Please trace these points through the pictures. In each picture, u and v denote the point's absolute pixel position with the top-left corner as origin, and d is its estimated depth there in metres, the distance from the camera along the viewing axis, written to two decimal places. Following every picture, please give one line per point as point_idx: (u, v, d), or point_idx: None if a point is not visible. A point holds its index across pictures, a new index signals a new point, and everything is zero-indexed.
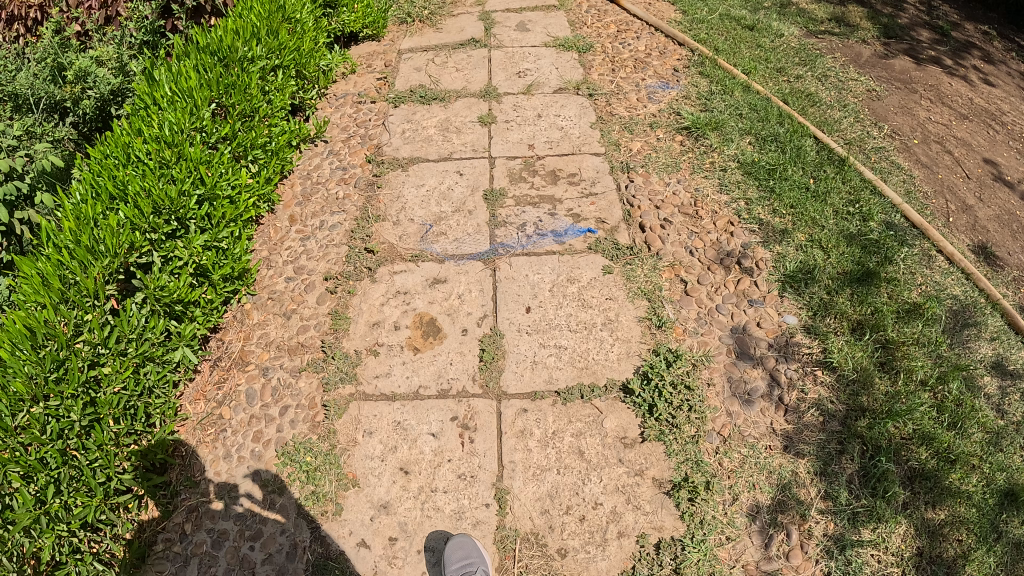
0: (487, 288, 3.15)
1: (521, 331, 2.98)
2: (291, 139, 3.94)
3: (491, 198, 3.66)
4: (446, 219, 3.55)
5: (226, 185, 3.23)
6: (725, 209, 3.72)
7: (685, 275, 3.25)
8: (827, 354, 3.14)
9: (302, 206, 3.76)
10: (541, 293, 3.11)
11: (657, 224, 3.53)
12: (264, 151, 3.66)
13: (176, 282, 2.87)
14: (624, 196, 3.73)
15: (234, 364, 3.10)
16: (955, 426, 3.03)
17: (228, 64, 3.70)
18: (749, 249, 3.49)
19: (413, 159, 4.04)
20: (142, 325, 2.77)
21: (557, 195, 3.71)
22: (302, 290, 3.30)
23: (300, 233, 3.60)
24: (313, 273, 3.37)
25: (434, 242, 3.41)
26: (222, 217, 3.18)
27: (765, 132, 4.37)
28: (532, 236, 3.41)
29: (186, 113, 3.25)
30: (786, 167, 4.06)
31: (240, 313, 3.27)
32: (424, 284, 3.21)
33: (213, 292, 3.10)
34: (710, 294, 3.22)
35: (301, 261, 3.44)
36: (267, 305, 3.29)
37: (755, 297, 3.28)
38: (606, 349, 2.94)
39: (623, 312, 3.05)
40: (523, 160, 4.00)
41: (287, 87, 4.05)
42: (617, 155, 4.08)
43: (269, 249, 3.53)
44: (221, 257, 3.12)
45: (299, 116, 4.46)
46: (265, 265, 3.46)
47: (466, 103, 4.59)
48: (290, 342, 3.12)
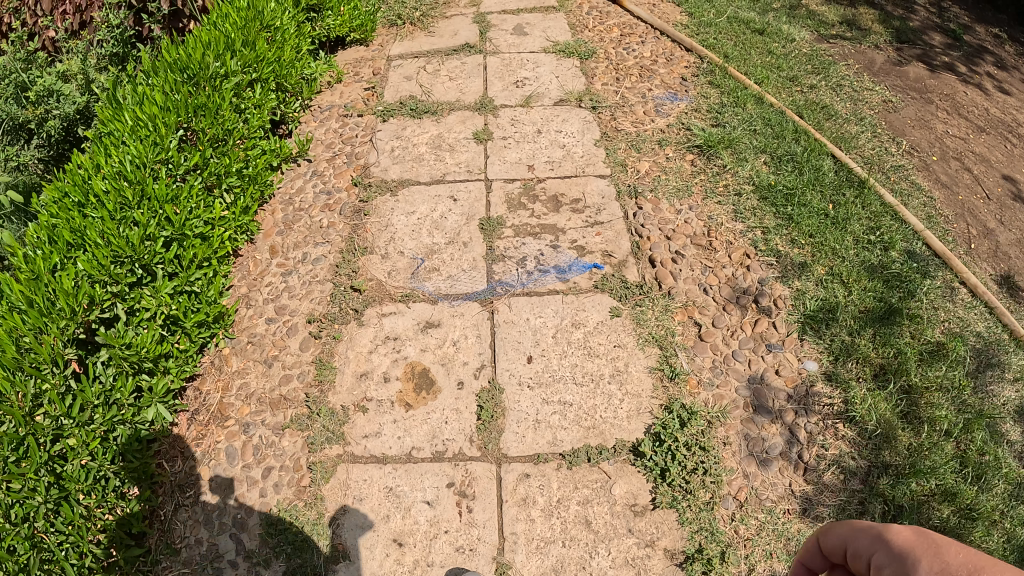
0: (484, 334, 2.89)
1: (522, 385, 2.74)
2: (270, 161, 3.63)
3: (488, 228, 3.37)
4: (440, 251, 3.26)
5: (197, 222, 2.93)
6: (740, 239, 3.48)
7: (700, 317, 3.01)
8: (849, 404, 2.93)
9: (283, 236, 3.46)
10: (545, 340, 2.86)
11: (668, 258, 3.27)
12: (241, 177, 3.35)
13: (143, 338, 2.58)
14: (632, 225, 3.46)
15: (212, 419, 2.84)
16: (978, 480, 2.82)
17: (198, 83, 3.36)
18: (766, 285, 3.25)
19: (403, 181, 3.76)
20: (108, 389, 2.48)
21: (560, 224, 3.44)
22: (284, 333, 3.04)
23: (281, 267, 3.31)
24: (295, 314, 3.09)
25: (426, 280, 3.13)
26: (194, 258, 2.89)
27: (781, 151, 4.11)
28: (534, 272, 3.14)
29: (149, 144, 2.92)
30: (803, 191, 3.81)
31: (218, 359, 3.00)
32: (416, 329, 2.94)
33: (187, 342, 2.82)
34: (726, 338, 2.99)
35: (282, 300, 3.16)
36: (245, 351, 3.02)
37: (774, 341, 3.05)
38: (614, 406, 2.71)
39: (632, 362, 2.82)
40: (522, 183, 3.73)
41: (266, 102, 3.72)
42: (623, 177, 3.82)
43: (247, 286, 3.24)
44: (193, 303, 2.84)
45: (282, 130, 4.14)
46: (245, 304, 3.18)
47: (460, 117, 4.31)
48: (271, 394, 2.87)
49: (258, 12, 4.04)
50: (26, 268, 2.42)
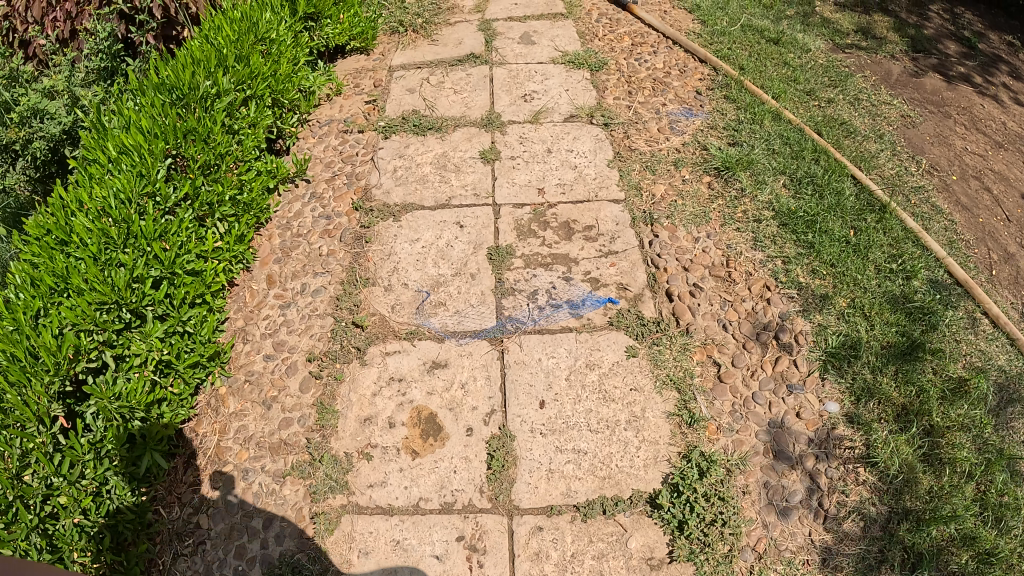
0: (494, 376, 2.77)
1: (534, 433, 2.62)
2: (267, 183, 3.46)
3: (497, 258, 3.26)
4: (446, 284, 3.13)
5: (188, 257, 2.79)
6: (760, 269, 3.37)
7: (719, 357, 2.89)
8: (870, 447, 2.79)
9: (281, 264, 3.31)
10: (558, 383, 2.74)
11: (686, 291, 3.16)
12: (235, 203, 3.19)
13: (133, 385, 2.47)
14: (647, 256, 3.36)
15: (209, 463, 2.70)
16: (997, 524, 2.64)
17: (188, 104, 3.19)
18: (787, 320, 3.13)
19: (407, 205, 3.62)
20: (99, 441, 2.37)
21: (572, 254, 3.34)
22: (284, 372, 2.90)
23: (278, 298, 3.16)
24: (295, 351, 2.96)
25: (431, 315, 3.00)
26: (186, 297, 2.75)
27: (800, 173, 4.07)
28: (545, 307, 3.02)
29: (135, 177, 2.77)
30: (824, 217, 3.71)
31: (215, 399, 2.86)
32: (422, 370, 2.82)
33: (181, 384, 2.69)
34: (746, 379, 2.87)
35: (280, 335, 3.02)
36: (243, 390, 2.88)
37: (795, 382, 2.93)
38: (630, 455, 2.59)
39: (649, 407, 2.69)
40: (532, 209, 3.62)
41: (262, 120, 3.53)
42: (638, 202, 3.77)
43: (244, 318, 3.09)
44: (186, 343, 2.71)
45: (278, 146, 4.00)
46: (241, 338, 3.03)
47: (466, 134, 4.17)
48: (271, 438, 2.74)
49: (252, 23, 3.87)
50: (9, 318, 2.31)
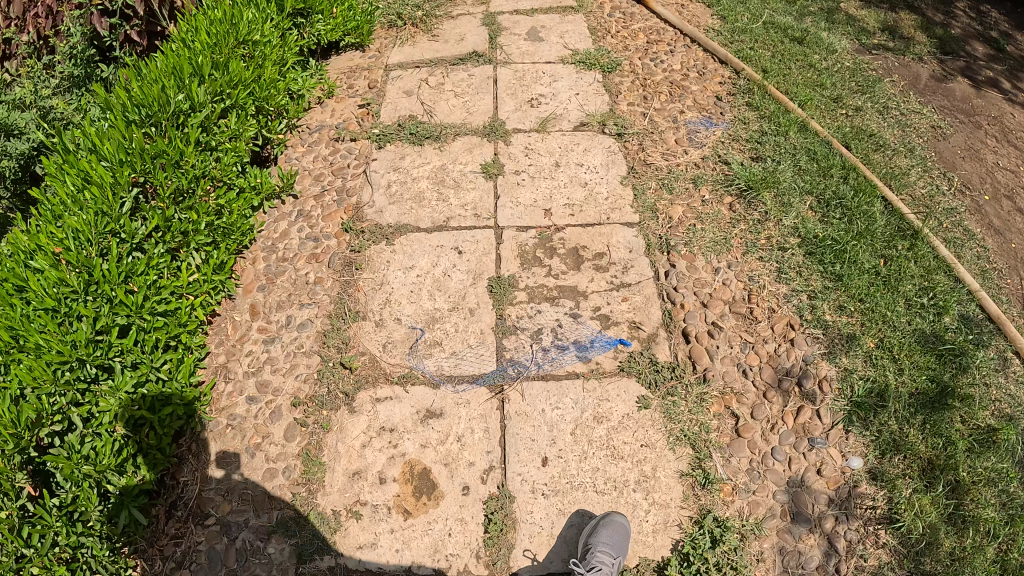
0: (493, 429, 2.59)
1: (535, 493, 2.45)
2: (248, 203, 3.26)
3: (498, 290, 3.02)
4: (442, 320, 2.92)
5: (158, 299, 2.64)
6: (784, 305, 3.15)
7: (737, 409, 2.70)
8: (894, 509, 2.57)
9: (265, 292, 3.10)
10: (562, 438, 2.55)
11: (705, 331, 2.95)
12: (213, 231, 3.01)
13: (105, 442, 2.28)
14: (662, 289, 3.14)
15: (190, 516, 2.50)
16: None
17: (158, 123, 2.98)
18: (811, 364, 2.92)
19: (400, 226, 3.36)
20: (70, 507, 2.18)
21: (581, 286, 3.12)
22: (267, 418, 2.71)
23: (262, 332, 2.95)
24: (279, 394, 2.77)
25: (425, 357, 2.80)
26: (158, 341, 2.60)
27: (829, 194, 3.82)
28: (550, 347, 2.81)
29: (96, 215, 2.59)
30: (854, 246, 3.46)
31: (196, 445, 2.67)
32: (416, 420, 2.65)
33: (159, 433, 2.50)
34: (765, 433, 2.69)
35: (264, 374, 2.82)
36: (225, 436, 2.69)
37: (817, 435, 2.73)
38: (639, 519, 2.41)
39: (662, 466, 2.51)
40: (537, 233, 3.36)
41: (242, 134, 3.35)
42: (653, 225, 3.52)
43: (226, 354, 2.89)
44: (161, 391, 2.54)
45: (267, 152, 3.79)
46: (222, 376, 2.84)
47: (466, 144, 3.87)
48: (254, 491, 2.56)
49: (232, 24, 3.59)
50: None
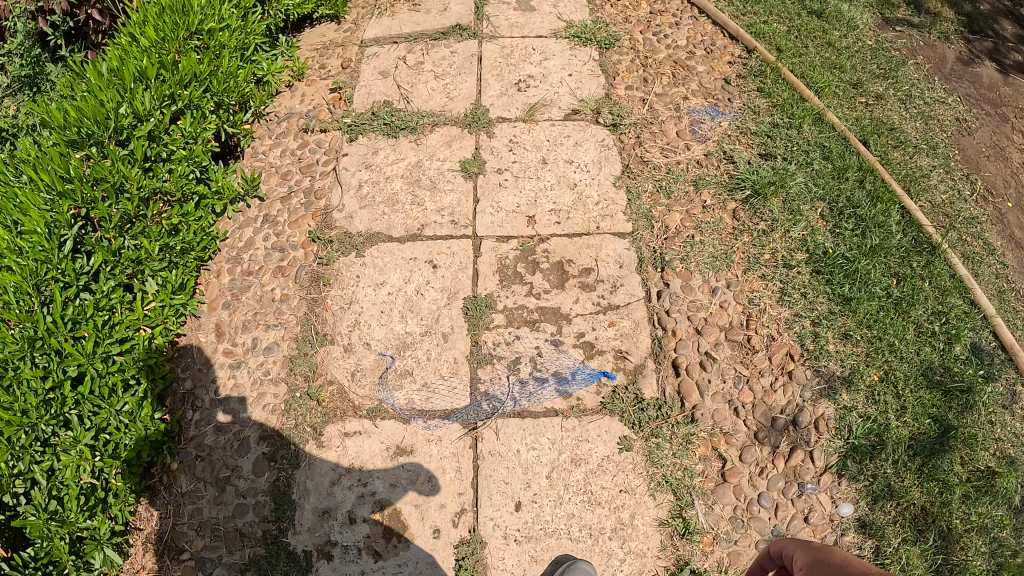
0: (465, 469, 2.64)
1: (508, 539, 2.56)
2: (204, 216, 3.22)
3: (474, 312, 2.84)
4: (414, 345, 2.80)
5: (110, 341, 2.72)
6: (785, 333, 3.23)
7: (724, 451, 2.87)
8: (880, 558, 2.75)
9: (230, 310, 3.09)
10: (537, 482, 2.67)
11: (696, 363, 3.11)
12: (167, 259, 3.03)
13: (69, 494, 2.44)
14: (652, 316, 3.17)
15: (166, 551, 2.63)
16: None
17: (99, 145, 2.96)
18: (808, 403, 3.05)
19: (371, 235, 3.09)
20: (42, 562, 2.35)
21: (564, 307, 2.98)
22: (235, 451, 2.74)
23: (228, 356, 2.96)
24: (246, 425, 2.79)
25: (396, 389, 2.73)
26: (116, 386, 2.69)
27: (842, 202, 3.63)
28: (527, 380, 2.79)
29: (35, 265, 2.64)
30: (866, 265, 3.39)
31: (165, 477, 2.75)
32: (386, 457, 2.65)
33: (126, 474, 2.63)
34: (752, 477, 2.87)
35: (232, 404, 2.86)
36: (194, 468, 2.75)
37: (807, 480, 2.89)
38: (613, 564, 2.60)
39: (642, 514, 2.69)
40: (519, 243, 3.09)
41: (197, 141, 3.25)
42: (647, 237, 3.34)
43: (194, 380, 2.95)
44: (125, 434, 2.63)
45: (232, 145, 3.64)
46: (189, 404, 2.90)
47: (445, 136, 3.52)
48: (225, 528, 2.62)
49: (183, 13, 3.41)
50: None
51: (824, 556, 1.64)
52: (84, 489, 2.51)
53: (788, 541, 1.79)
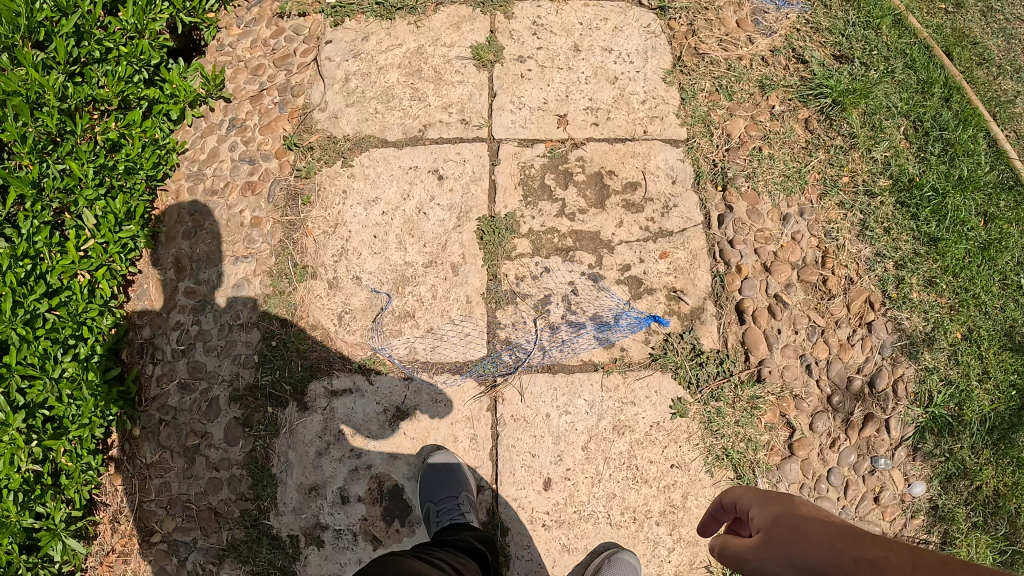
0: (483, 439, 2.09)
1: (536, 524, 2.09)
2: (156, 130, 2.51)
3: (491, 236, 2.13)
4: (416, 279, 2.11)
5: (35, 297, 2.18)
6: (866, 277, 2.64)
7: (794, 419, 2.43)
8: (948, 542, 2.43)
9: (191, 241, 2.43)
10: (571, 455, 2.12)
11: (764, 310, 2.54)
12: (104, 189, 2.37)
13: (8, 487, 2.08)
14: (713, 247, 2.49)
15: (136, 532, 2.33)
16: None
17: (10, 49, 2.33)
18: (887, 360, 2.56)
19: (359, 139, 2.30)
20: None
21: (605, 233, 2.24)
22: (205, 414, 2.30)
23: (191, 296, 2.37)
24: (215, 383, 2.28)
25: (391, 338, 2.09)
26: (48, 351, 2.19)
27: (927, 119, 2.85)
28: (559, 325, 2.13)
29: None
30: (956, 200, 2.71)
31: (128, 446, 2.38)
32: (383, 422, 2.08)
33: (78, 452, 2.26)
34: (822, 450, 2.46)
35: (196, 355, 2.33)
36: (161, 433, 2.36)
37: (880, 453, 2.48)
38: (661, 556, 2.14)
39: (698, 495, 2.20)
40: (547, 148, 2.30)
41: (143, 37, 2.52)
42: (705, 146, 2.60)
43: (152, 329, 2.44)
44: (71, 407, 2.22)
45: (195, 39, 2.81)
46: (148, 355, 2.43)
47: (451, 16, 2.55)
48: (199, 505, 2.26)
49: None
50: None
51: (791, 506, 1.16)
52: (27, 477, 2.15)
53: (742, 488, 1.26)
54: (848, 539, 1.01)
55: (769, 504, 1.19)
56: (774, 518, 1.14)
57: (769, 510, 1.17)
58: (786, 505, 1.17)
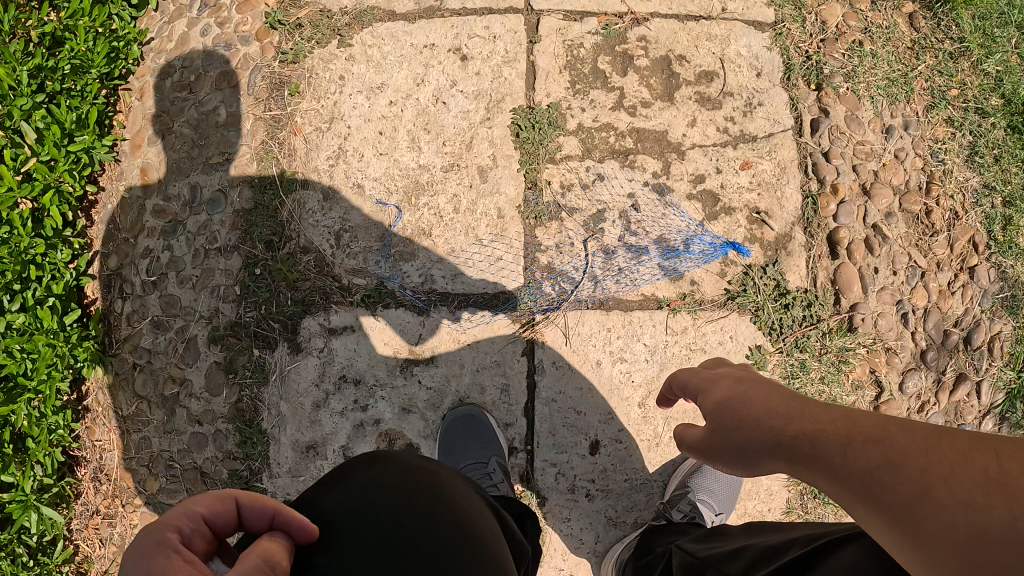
0: (517, 391, 1.67)
1: (577, 493, 1.70)
2: (109, 18, 2.03)
3: (530, 128, 1.66)
4: (434, 186, 1.65)
5: None
6: (971, 212, 2.08)
7: (885, 377, 1.97)
8: None
9: (159, 148, 1.99)
10: (625, 413, 1.70)
11: (862, 243, 2.01)
12: (44, 99, 1.92)
13: None
14: (804, 160, 1.99)
15: (117, 492, 2.02)
16: None
17: None
18: (989, 313, 2.05)
19: (360, 12, 1.79)
20: None
21: (674, 132, 1.76)
22: (183, 357, 1.92)
23: (161, 217, 1.94)
24: (193, 321, 1.89)
25: (401, 263, 1.65)
26: None
27: None
28: (616, 250, 1.68)
29: None
30: None
31: (103, 396, 2.04)
32: (393, 369, 1.66)
33: (42, 408, 1.94)
34: (910, 416, 2.01)
35: (168, 287, 1.93)
36: (136, 381, 1.99)
37: (968, 422, 2.03)
38: None
39: None
40: (601, 23, 1.77)
41: None
42: (797, 34, 2.03)
43: (121, 258, 2.04)
44: (24, 360, 1.87)
45: None
46: (117, 290, 2.05)
47: None
48: (184, 463, 1.92)
49: None
50: None
51: (729, 388, 1.03)
52: None
53: (687, 376, 1.14)
54: (784, 416, 0.90)
55: (710, 390, 1.07)
56: (713, 406, 1.02)
57: (710, 397, 1.05)
58: (728, 386, 1.05)
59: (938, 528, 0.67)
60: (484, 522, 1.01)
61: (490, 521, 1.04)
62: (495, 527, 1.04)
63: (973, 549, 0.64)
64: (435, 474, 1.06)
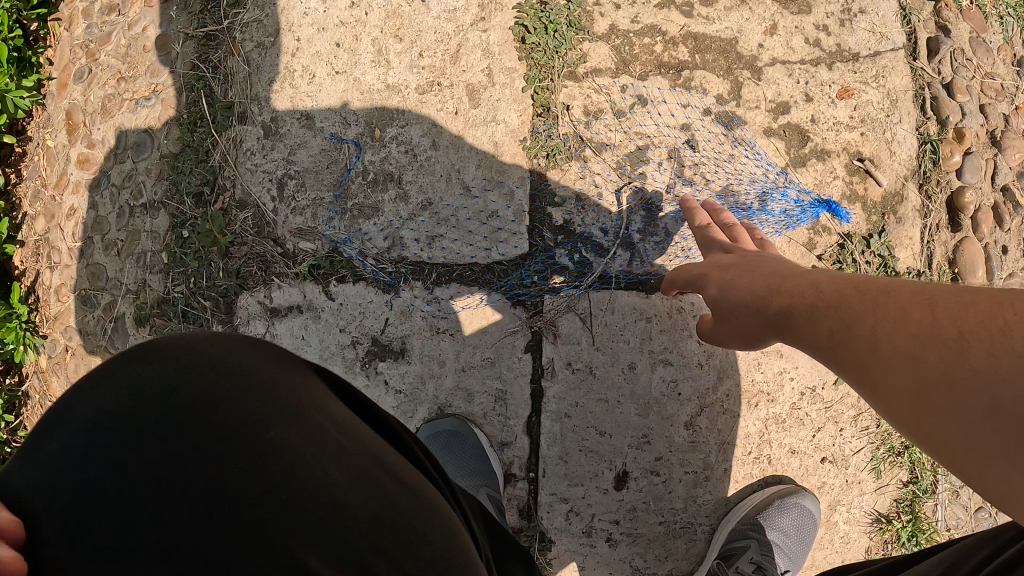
0: (518, 399, 1.22)
1: (598, 537, 1.25)
2: None
3: (545, 32, 1.21)
4: (410, 116, 1.22)
5: None
6: None
7: None
8: None
9: (85, 85, 1.61)
10: (664, 434, 1.24)
11: (993, 210, 1.44)
12: None
13: None
14: (920, 93, 1.40)
15: None
16: None
17: None
18: None
19: None
20: None
21: (747, 41, 1.27)
22: (114, 339, 1.54)
23: (87, 169, 1.57)
24: (122, 295, 1.50)
25: (361, 221, 1.22)
26: None
27: None
28: (662, 204, 1.21)
29: None
30: None
31: (37, 384, 1.68)
32: (350, 365, 1.23)
33: None
34: None
35: (95, 255, 1.56)
36: (65, 369, 1.62)
37: None
38: None
39: (857, 504, 1.32)
40: None
41: None
42: None
43: (46, 220, 1.67)
44: None
45: None
46: (44, 258, 1.67)
47: None
48: None
49: None
50: None
51: (713, 278, 1.02)
52: None
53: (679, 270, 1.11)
54: (762, 296, 0.90)
55: (698, 284, 1.05)
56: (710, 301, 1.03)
57: (702, 291, 1.05)
58: (713, 274, 1.02)
59: (887, 384, 0.67)
60: (331, 468, 0.64)
61: (349, 455, 0.66)
62: (361, 460, 0.67)
63: (911, 400, 0.64)
64: (243, 389, 0.65)
